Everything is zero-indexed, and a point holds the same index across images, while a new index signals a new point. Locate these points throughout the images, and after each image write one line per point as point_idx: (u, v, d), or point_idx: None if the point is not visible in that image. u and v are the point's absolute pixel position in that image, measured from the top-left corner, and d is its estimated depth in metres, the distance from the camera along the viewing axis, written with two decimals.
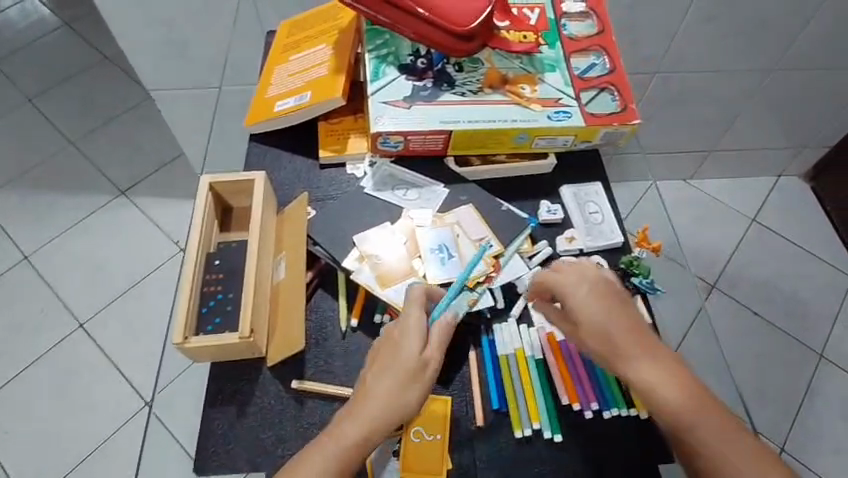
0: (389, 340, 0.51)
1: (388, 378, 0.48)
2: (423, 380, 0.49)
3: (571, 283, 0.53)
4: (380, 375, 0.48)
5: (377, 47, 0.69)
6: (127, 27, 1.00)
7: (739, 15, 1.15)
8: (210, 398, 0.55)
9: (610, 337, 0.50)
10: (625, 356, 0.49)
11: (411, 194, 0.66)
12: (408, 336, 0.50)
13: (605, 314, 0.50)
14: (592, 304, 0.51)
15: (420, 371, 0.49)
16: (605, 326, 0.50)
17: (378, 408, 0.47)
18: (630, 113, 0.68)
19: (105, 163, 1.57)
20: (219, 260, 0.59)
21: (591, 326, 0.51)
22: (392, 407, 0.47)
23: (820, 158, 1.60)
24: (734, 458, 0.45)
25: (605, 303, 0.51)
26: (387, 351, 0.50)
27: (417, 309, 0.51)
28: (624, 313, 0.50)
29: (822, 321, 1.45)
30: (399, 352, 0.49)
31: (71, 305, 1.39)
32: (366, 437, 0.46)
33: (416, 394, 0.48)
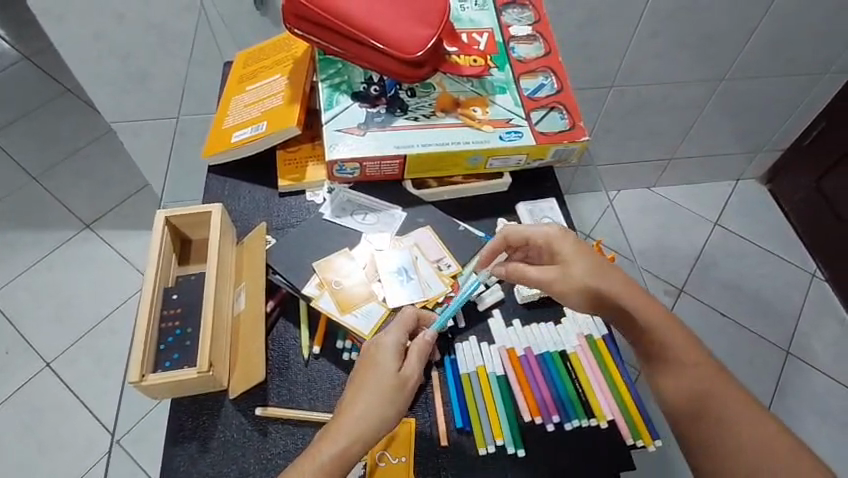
0: (367, 359, 0.52)
1: (364, 398, 0.49)
2: (401, 398, 0.50)
3: (555, 238, 0.58)
4: (358, 394, 0.50)
5: (330, 76, 0.71)
6: (84, 61, 1.01)
7: (685, 29, 1.20)
8: (171, 435, 0.54)
9: (592, 291, 0.54)
10: (608, 305, 0.54)
11: (370, 218, 0.67)
12: (386, 356, 0.52)
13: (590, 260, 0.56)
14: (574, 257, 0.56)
15: (396, 390, 0.50)
16: (586, 278, 0.55)
17: (356, 426, 0.48)
18: (579, 131, 0.71)
19: (71, 197, 1.55)
20: (177, 294, 0.59)
21: (572, 277, 0.55)
22: (370, 425, 0.49)
23: (775, 161, 1.66)
24: (725, 411, 0.46)
25: (584, 258, 0.56)
26: (365, 371, 0.51)
27: (395, 331, 0.53)
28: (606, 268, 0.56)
29: (786, 318, 1.50)
30: (376, 371, 0.51)
31: (37, 344, 1.35)
32: (345, 455, 0.47)
33: (393, 414, 0.50)
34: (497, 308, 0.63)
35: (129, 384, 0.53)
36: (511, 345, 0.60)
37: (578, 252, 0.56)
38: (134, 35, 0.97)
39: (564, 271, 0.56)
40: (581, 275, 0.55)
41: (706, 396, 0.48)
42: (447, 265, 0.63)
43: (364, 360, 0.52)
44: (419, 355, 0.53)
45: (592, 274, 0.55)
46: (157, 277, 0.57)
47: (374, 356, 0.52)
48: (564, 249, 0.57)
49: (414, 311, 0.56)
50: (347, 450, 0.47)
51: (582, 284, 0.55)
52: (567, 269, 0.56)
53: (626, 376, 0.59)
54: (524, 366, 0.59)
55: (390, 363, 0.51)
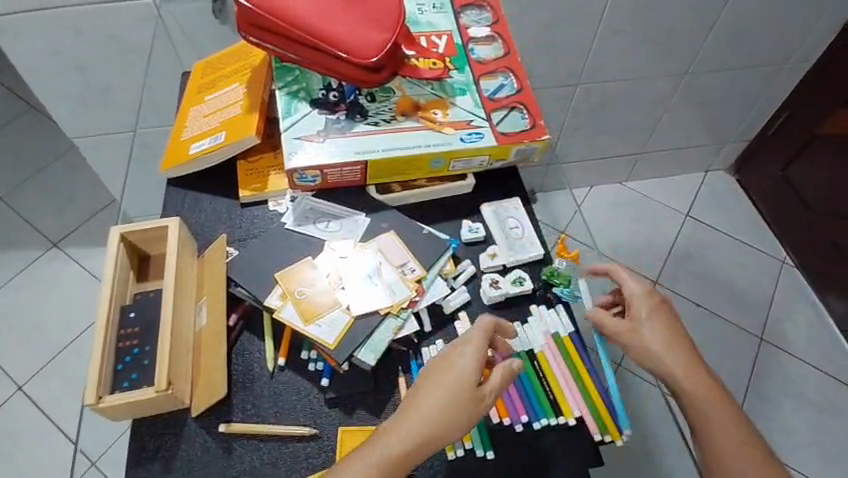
0: (447, 361, 0.51)
1: (434, 401, 0.49)
2: (471, 413, 0.49)
3: (641, 295, 0.59)
4: (430, 395, 0.50)
5: (288, 84, 0.71)
6: (39, 77, 0.98)
7: (645, 27, 1.22)
8: (132, 457, 0.53)
9: (666, 349, 0.56)
10: (675, 371, 0.55)
11: (332, 225, 0.66)
12: (466, 365, 0.51)
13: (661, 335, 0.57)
14: (654, 315, 0.58)
15: (467, 403, 0.49)
16: (662, 342, 0.56)
17: (420, 426, 0.48)
18: (539, 130, 0.71)
19: (36, 216, 1.51)
20: (135, 312, 0.57)
21: (652, 335, 0.57)
22: (434, 432, 0.48)
23: (741, 152, 1.70)
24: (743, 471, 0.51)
25: (667, 318, 0.58)
26: (441, 373, 0.51)
27: (482, 345, 0.52)
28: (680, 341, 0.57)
29: (758, 305, 1.53)
30: (453, 378, 0.50)
31: (7, 368, 1.31)
32: (404, 454, 0.48)
33: (459, 426, 0.49)
34: (463, 311, 0.63)
35: (85, 407, 0.51)
36: None
37: (662, 311, 0.58)
38: (90, 49, 0.95)
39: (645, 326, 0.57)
40: (661, 334, 0.56)
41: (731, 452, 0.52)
42: (411, 269, 0.62)
43: (444, 361, 0.51)
44: (501, 378, 0.51)
45: (672, 334, 0.57)
46: (113, 296, 0.56)
47: (452, 361, 0.51)
48: (651, 307, 0.58)
49: (493, 321, 0.54)
50: (406, 450, 0.48)
51: (658, 342, 0.56)
52: (646, 325, 0.57)
53: (590, 369, 0.60)
54: None
55: (470, 379, 0.50)
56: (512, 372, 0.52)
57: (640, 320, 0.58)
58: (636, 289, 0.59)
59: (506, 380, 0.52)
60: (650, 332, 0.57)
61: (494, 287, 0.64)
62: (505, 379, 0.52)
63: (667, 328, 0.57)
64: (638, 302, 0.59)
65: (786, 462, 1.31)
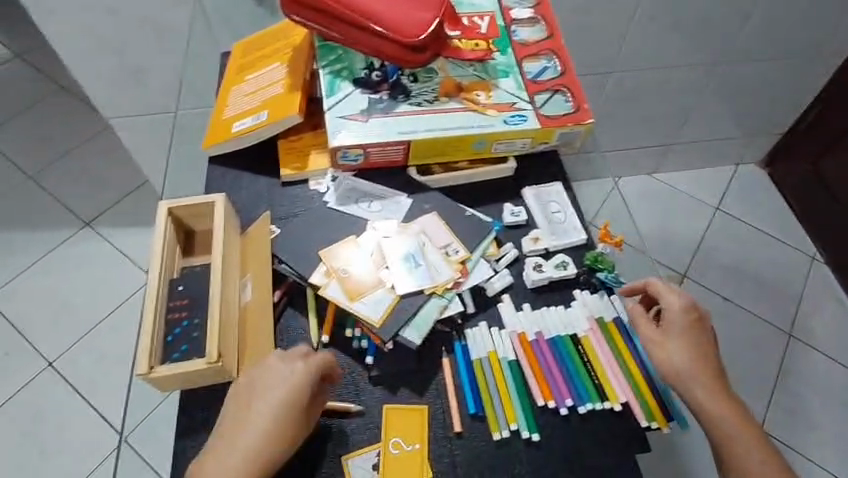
0: (250, 378, 0.52)
1: (250, 418, 0.49)
2: (291, 418, 0.50)
3: (677, 307, 0.57)
4: (245, 416, 0.50)
5: (330, 63, 0.70)
6: (79, 56, 0.99)
7: (682, 14, 1.19)
8: (182, 427, 0.54)
9: (689, 363, 0.54)
10: (688, 382, 0.54)
11: (375, 205, 0.66)
12: (270, 375, 0.51)
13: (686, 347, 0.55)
14: (686, 330, 0.56)
15: (289, 408, 0.50)
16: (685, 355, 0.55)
17: (243, 451, 0.48)
18: (583, 113, 0.70)
19: (67, 195, 1.54)
20: (183, 285, 0.58)
21: (681, 351, 0.55)
22: (259, 445, 0.49)
23: (774, 145, 1.66)
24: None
25: (701, 335, 0.56)
26: (248, 392, 0.51)
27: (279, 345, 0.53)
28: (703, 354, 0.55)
29: (788, 302, 1.50)
30: (259, 393, 0.50)
31: (39, 343, 1.34)
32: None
33: (280, 430, 0.49)
34: (506, 293, 0.63)
35: (137, 376, 0.52)
36: (522, 330, 0.60)
37: (694, 326, 0.56)
38: (128, 29, 0.96)
39: (674, 341, 0.55)
40: (690, 352, 0.55)
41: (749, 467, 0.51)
42: (455, 250, 0.62)
43: (248, 380, 0.52)
44: (309, 372, 0.51)
45: (695, 350, 0.55)
46: (162, 269, 0.57)
47: (257, 374, 0.51)
48: (687, 322, 0.56)
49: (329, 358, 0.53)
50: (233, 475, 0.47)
51: (680, 355, 0.55)
52: (677, 340, 0.56)
53: (637, 355, 0.59)
54: (535, 350, 0.59)
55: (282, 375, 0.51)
56: (322, 367, 0.52)
57: (671, 334, 0.56)
58: (673, 299, 0.57)
59: (318, 375, 0.52)
60: (681, 348, 0.55)
61: (538, 270, 0.63)
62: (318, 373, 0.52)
63: (699, 346, 0.55)
64: (673, 315, 0.57)
65: (813, 460, 1.29)
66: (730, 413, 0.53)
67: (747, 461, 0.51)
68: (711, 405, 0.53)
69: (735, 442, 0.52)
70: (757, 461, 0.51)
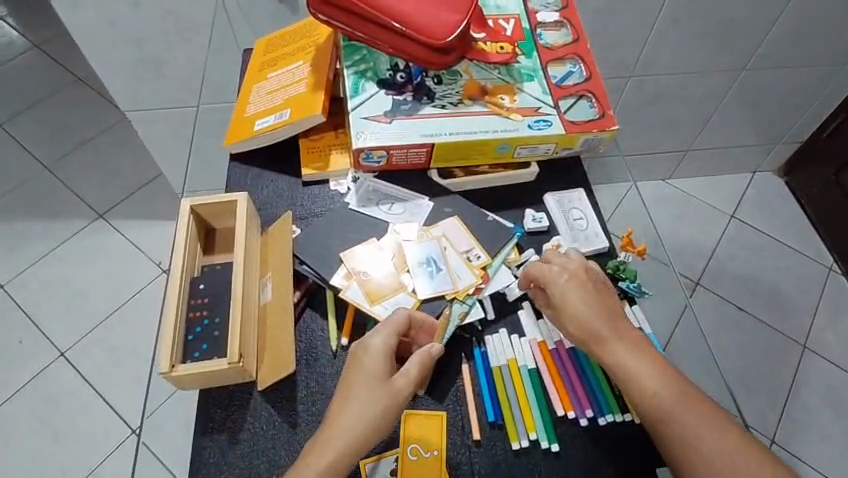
0: (357, 361, 0.51)
1: (356, 401, 0.48)
2: (395, 409, 0.49)
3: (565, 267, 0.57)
4: (347, 401, 0.49)
5: (355, 63, 0.70)
6: (100, 50, 1.00)
7: (705, 18, 1.18)
8: (200, 426, 0.54)
9: (592, 324, 0.53)
10: (601, 345, 0.53)
11: (396, 208, 0.66)
12: (377, 361, 0.50)
13: (588, 309, 0.54)
14: (580, 288, 0.55)
15: (384, 407, 0.49)
16: (588, 315, 0.54)
17: (347, 438, 0.47)
18: (608, 120, 0.69)
19: (82, 186, 1.55)
20: (204, 284, 0.58)
21: (584, 311, 0.54)
22: (362, 435, 0.48)
23: (792, 153, 1.64)
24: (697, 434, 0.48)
25: (595, 292, 0.55)
26: (354, 377, 0.50)
27: (383, 334, 0.52)
28: (607, 311, 0.54)
29: (803, 313, 1.48)
30: (366, 378, 0.49)
31: (51, 334, 1.35)
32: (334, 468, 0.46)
33: (384, 421, 0.48)
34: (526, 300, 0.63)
35: (157, 374, 0.52)
36: (542, 338, 0.59)
37: (585, 284, 0.56)
38: (150, 23, 0.96)
39: (573, 302, 0.55)
40: (593, 313, 0.54)
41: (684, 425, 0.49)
42: (476, 255, 0.62)
43: (354, 363, 0.51)
44: (419, 366, 0.51)
45: (595, 308, 0.54)
46: (184, 267, 0.57)
47: (364, 360, 0.51)
48: (576, 277, 0.56)
49: (409, 313, 0.54)
50: (336, 462, 0.46)
51: (581, 316, 0.54)
52: (577, 302, 0.55)
53: None
54: (555, 359, 0.58)
55: (379, 370, 0.50)
56: (430, 360, 0.51)
57: (566, 295, 0.55)
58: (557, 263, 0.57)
59: (424, 368, 0.51)
60: (584, 309, 0.54)
61: None
62: (424, 365, 0.51)
63: (601, 305, 0.54)
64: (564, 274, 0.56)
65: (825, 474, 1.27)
66: (653, 372, 0.51)
67: (677, 414, 0.49)
68: (632, 368, 0.51)
69: (670, 403, 0.49)
70: (686, 412, 0.49)
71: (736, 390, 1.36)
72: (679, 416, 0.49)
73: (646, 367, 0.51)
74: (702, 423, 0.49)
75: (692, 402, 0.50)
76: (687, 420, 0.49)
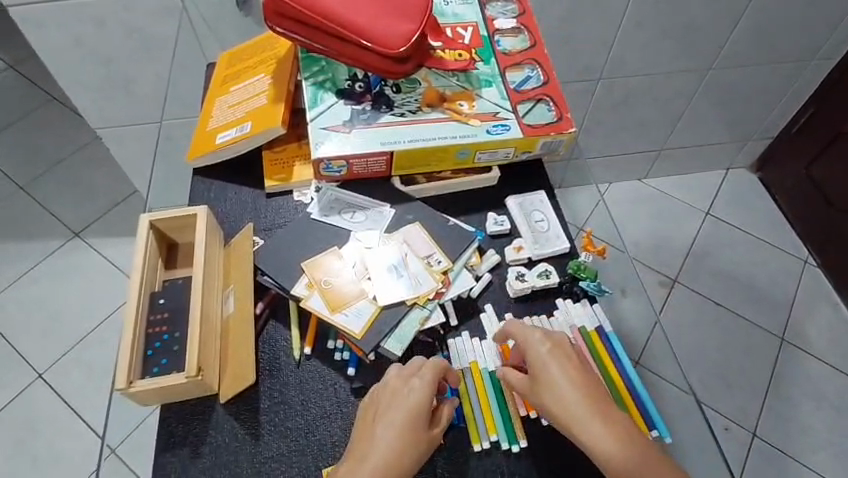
0: (394, 393, 0.52)
1: (388, 429, 0.50)
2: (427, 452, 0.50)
3: (532, 337, 0.55)
4: (380, 431, 0.50)
5: (314, 74, 0.71)
6: (65, 68, 0.99)
7: (668, 20, 1.20)
8: (162, 442, 0.53)
9: (566, 399, 0.51)
10: (576, 425, 0.51)
11: (358, 216, 0.66)
12: (424, 403, 0.51)
13: (560, 383, 0.52)
14: (551, 357, 0.53)
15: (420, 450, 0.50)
16: (561, 393, 0.52)
17: (378, 467, 0.48)
18: (566, 122, 0.70)
19: (58, 206, 1.53)
20: (164, 298, 0.58)
21: (557, 383, 0.52)
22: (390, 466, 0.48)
23: (763, 149, 1.67)
24: None
25: (569, 359, 0.53)
26: (399, 415, 0.50)
27: (433, 378, 0.52)
28: (580, 383, 0.52)
29: (780, 306, 1.50)
30: (412, 418, 0.50)
31: (28, 355, 1.33)
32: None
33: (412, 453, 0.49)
34: (488, 302, 0.64)
35: (115, 391, 0.52)
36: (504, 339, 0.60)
37: (557, 358, 0.53)
38: (114, 40, 0.96)
39: (547, 377, 0.53)
40: (569, 386, 0.52)
41: None
42: (437, 260, 0.62)
43: (391, 395, 0.52)
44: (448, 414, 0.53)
45: (572, 383, 0.52)
46: (143, 283, 0.57)
47: (409, 399, 0.51)
48: (554, 357, 0.53)
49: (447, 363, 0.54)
50: None
51: (556, 392, 0.52)
52: (553, 375, 0.52)
53: (623, 371, 0.60)
54: None
55: (423, 413, 0.51)
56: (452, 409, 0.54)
57: (539, 369, 0.53)
58: (535, 335, 0.55)
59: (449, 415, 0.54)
60: (561, 380, 0.52)
61: (520, 280, 0.64)
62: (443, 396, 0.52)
63: (577, 374, 0.53)
64: (531, 346, 0.54)
65: (805, 464, 1.29)
66: (631, 450, 0.49)
67: None
68: (609, 445, 0.49)
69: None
70: None
71: (716, 385, 1.38)
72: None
73: (621, 444, 0.50)
74: None
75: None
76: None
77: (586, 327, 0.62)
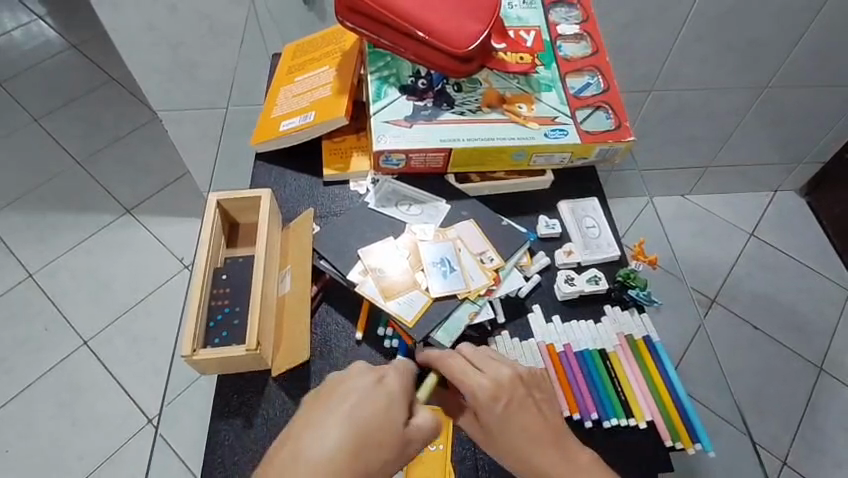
0: (359, 379, 0.48)
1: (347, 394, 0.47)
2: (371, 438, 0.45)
3: (483, 395, 0.51)
4: (352, 401, 0.46)
5: (379, 69, 0.72)
6: (136, 50, 1.04)
7: (728, 35, 1.18)
8: (217, 410, 0.56)
9: (527, 452, 0.49)
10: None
11: (414, 208, 0.68)
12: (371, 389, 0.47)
13: (515, 434, 0.50)
14: (511, 417, 0.50)
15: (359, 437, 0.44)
16: (518, 446, 0.49)
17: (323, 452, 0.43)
18: (624, 131, 0.70)
19: (112, 182, 1.60)
20: (226, 274, 0.61)
21: (513, 434, 0.50)
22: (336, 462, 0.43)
23: (815, 173, 1.62)
24: None
25: (524, 414, 0.50)
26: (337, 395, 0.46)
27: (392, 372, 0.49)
28: (537, 433, 0.50)
29: (822, 335, 1.45)
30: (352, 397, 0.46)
31: (75, 322, 1.40)
32: (329, 470, 0.42)
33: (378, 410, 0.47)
34: (536, 303, 0.65)
35: (179, 357, 0.55)
36: (550, 340, 0.61)
37: (508, 407, 0.50)
38: (185, 26, 1.00)
39: (505, 437, 0.50)
40: (529, 444, 0.49)
41: None
42: (489, 258, 0.64)
43: (353, 377, 0.48)
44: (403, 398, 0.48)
45: (528, 433, 0.50)
46: (209, 257, 0.60)
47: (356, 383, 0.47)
48: (501, 402, 0.50)
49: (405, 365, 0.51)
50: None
51: (514, 446, 0.50)
52: (511, 434, 0.50)
53: (667, 378, 0.61)
54: (562, 361, 0.60)
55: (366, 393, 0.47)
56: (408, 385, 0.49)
57: (495, 427, 0.50)
58: (479, 380, 0.51)
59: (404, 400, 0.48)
60: (520, 437, 0.50)
61: (569, 283, 0.65)
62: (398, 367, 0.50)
63: (531, 428, 0.50)
64: (484, 406, 0.50)
65: None
66: None
67: None
68: None
69: None
70: None
71: (747, 409, 1.34)
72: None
73: None
74: None
75: None
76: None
77: (632, 335, 0.63)
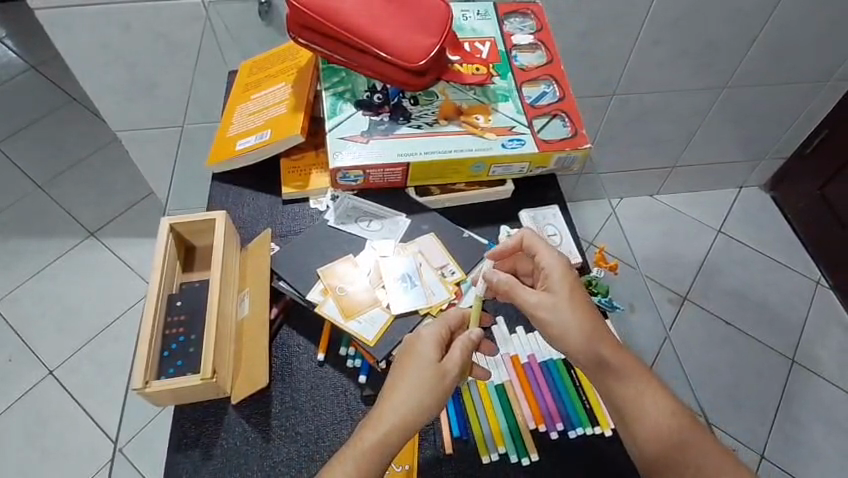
0: (413, 345, 0.53)
1: (414, 389, 0.50)
2: (442, 395, 0.50)
3: (550, 268, 0.57)
4: (414, 362, 0.51)
5: (334, 85, 0.72)
6: (90, 72, 1.01)
7: (686, 37, 1.20)
8: (174, 443, 0.54)
9: (588, 333, 0.54)
10: (605, 367, 0.53)
11: (374, 224, 0.68)
12: (427, 347, 0.52)
13: (571, 313, 0.54)
14: (571, 296, 0.55)
15: (426, 399, 0.50)
16: (572, 319, 0.54)
17: (397, 418, 0.49)
18: (581, 138, 0.71)
19: (75, 205, 1.56)
20: (181, 300, 0.60)
21: (567, 316, 0.54)
22: (410, 422, 0.49)
23: (777, 169, 1.66)
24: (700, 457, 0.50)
25: (582, 299, 0.56)
26: (406, 362, 0.52)
27: (436, 325, 0.54)
28: (596, 319, 0.55)
29: (791, 327, 1.49)
30: (418, 363, 0.51)
31: (40, 351, 1.35)
32: (407, 424, 0.49)
33: (436, 412, 0.50)
34: (499, 316, 0.64)
35: (132, 391, 0.53)
36: (515, 352, 0.62)
37: (575, 292, 0.56)
38: (140, 46, 0.98)
39: (560, 312, 0.55)
40: (581, 323, 0.54)
41: (695, 454, 0.50)
42: (451, 271, 0.64)
43: (410, 344, 0.53)
44: (463, 350, 0.53)
45: (588, 318, 0.55)
46: (161, 284, 0.58)
47: (415, 347, 0.53)
48: (563, 285, 0.56)
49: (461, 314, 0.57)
50: (381, 448, 0.48)
51: (576, 324, 0.54)
52: (570, 316, 0.54)
53: None
54: (527, 372, 0.61)
55: (430, 357, 0.52)
56: (472, 343, 0.53)
57: (552, 303, 0.55)
58: (549, 259, 0.57)
59: (468, 352, 0.53)
60: (576, 321, 0.54)
61: None
62: (467, 351, 0.53)
63: (588, 313, 0.55)
64: (552, 280, 0.56)
65: None
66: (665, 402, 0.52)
67: (679, 438, 0.51)
68: (642, 394, 0.52)
69: (671, 428, 0.51)
70: (685, 432, 0.51)
71: (724, 404, 1.36)
72: (692, 458, 0.50)
73: (650, 392, 0.52)
74: (702, 443, 0.51)
75: (688, 429, 0.52)
76: (698, 463, 0.50)
77: None
